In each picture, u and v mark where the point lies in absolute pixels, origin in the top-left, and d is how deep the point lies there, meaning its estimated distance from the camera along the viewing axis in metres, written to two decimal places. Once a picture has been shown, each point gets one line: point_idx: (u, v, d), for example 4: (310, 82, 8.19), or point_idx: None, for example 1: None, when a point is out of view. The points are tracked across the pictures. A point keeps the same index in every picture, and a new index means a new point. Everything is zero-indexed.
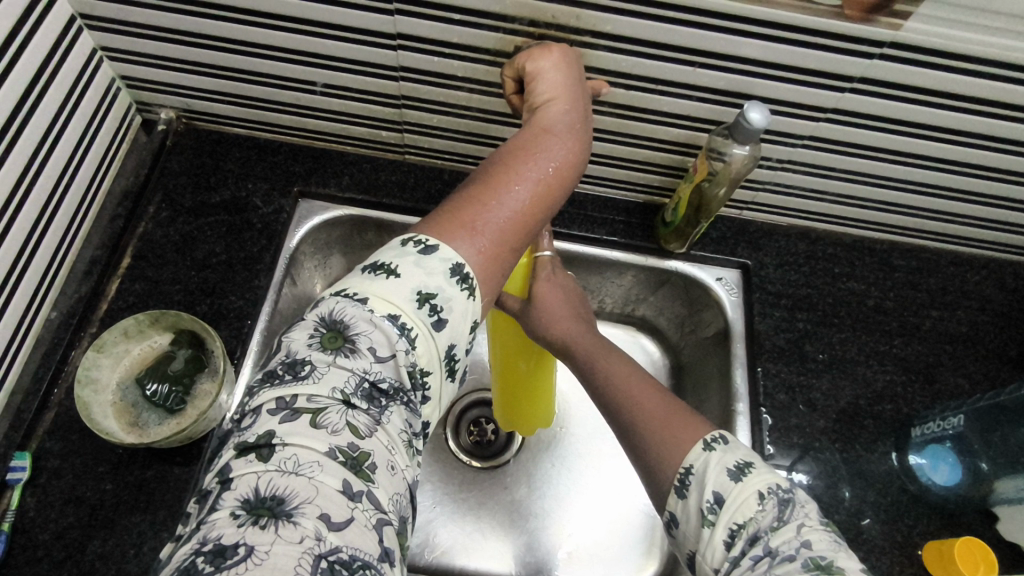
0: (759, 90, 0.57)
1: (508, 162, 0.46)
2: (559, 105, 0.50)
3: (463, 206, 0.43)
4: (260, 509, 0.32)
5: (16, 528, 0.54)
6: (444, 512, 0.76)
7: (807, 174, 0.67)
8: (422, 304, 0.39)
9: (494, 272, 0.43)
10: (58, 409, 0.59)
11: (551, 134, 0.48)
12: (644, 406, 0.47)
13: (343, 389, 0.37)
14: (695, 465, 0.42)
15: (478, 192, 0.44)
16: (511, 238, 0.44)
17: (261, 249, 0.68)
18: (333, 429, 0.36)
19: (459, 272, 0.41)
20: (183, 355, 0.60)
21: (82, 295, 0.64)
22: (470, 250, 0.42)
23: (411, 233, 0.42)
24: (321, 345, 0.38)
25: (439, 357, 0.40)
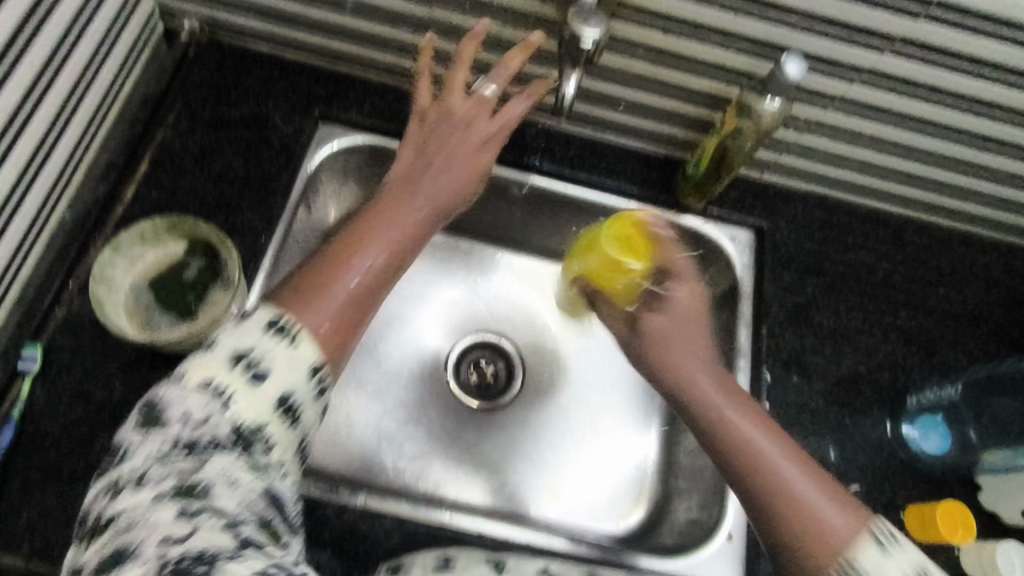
0: (795, 43, 0.58)
1: (350, 243, 0.46)
2: (416, 169, 0.53)
3: (307, 286, 0.42)
4: (111, 559, 0.32)
5: (25, 417, 0.55)
6: (440, 447, 0.77)
7: (833, 138, 0.66)
8: (237, 364, 0.37)
9: (349, 322, 0.42)
10: (70, 306, 0.59)
11: (398, 210, 0.50)
12: (792, 491, 0.43)
13: (156, 454, 0.35)
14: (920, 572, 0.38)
15: (324, 271, 0.43)
16: (362, 302, 0.43)
17: (279, 167, 0.68)
18: (156, 483, 0.34)
19: (276, 325, 0.39)
20: (196, 265, 0.60)
21: (98, 197, 0.63)
22: (315, 317, 0.41)
23: (270, 310, 0.40)
24: (139, 427, 0.36)
25: (270, 405, 0.37)
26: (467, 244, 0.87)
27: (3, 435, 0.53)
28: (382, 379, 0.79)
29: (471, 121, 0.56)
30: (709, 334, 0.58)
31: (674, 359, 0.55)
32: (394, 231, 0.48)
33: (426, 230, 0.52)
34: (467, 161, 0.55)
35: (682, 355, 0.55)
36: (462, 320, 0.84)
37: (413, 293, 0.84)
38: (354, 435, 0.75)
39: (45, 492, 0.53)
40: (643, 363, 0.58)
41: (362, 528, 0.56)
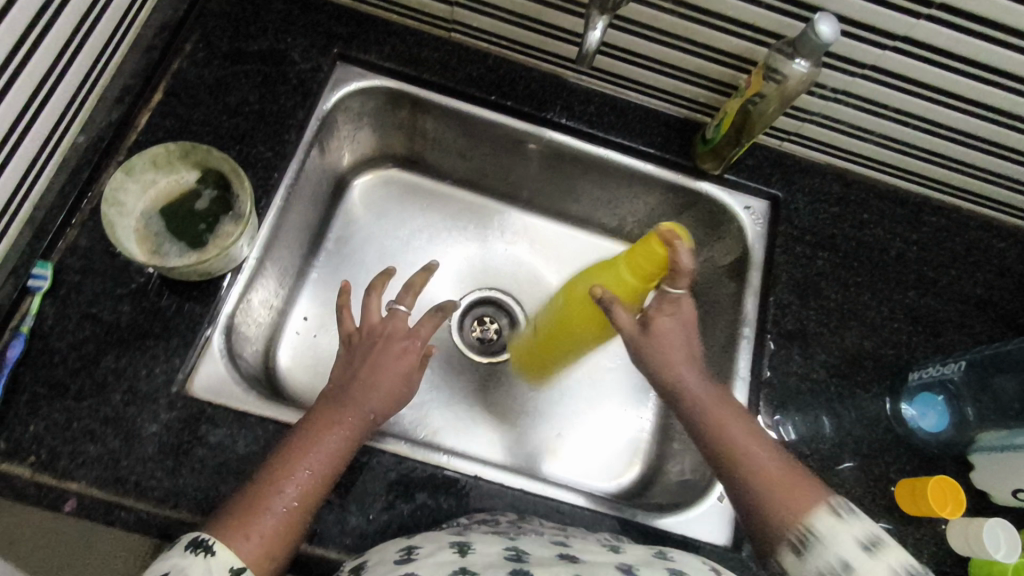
0: (831, 5, 0.55)
1: (287, 459, 0.49)
2: (362, 390, 0.54)
3: (243, 512, 0.46)
4: None
5: (34, 333, 0.55)
6: (440, 397, 0.77)
7: (858, 108, 0.65)
8: None
9: (276, 545, 0.46)
10: (82, 228, 0.59)
11: (335, 421, 0.52)
12: (760, 467, 0.48)
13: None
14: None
15: (252, 501, 0.47)
16: (290, 523, 0.47)
17: (295, 105, 0.67)
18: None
19: (196, 542, 0.44)
20: (209, 196, 0.60)
21: (112, 121, 0.63)
22: (245, 545, 0.45)
23: (195, 534, 0.44)
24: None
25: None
26: (478, 199, 0.86)
27: (14, 349, 0.54)
28: None
29: (405, 352, 0.57)
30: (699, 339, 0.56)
31: (668, 356, 0.54)
32: (327, 449, 0.50)
33: (360, 433, 0.53)
34: (403, 376, 0.56)
35: (673, 352, 0.54)
36: (468, 274, 0.84)
37: (421, 245, 0.84)
38: None
39: (52, 406, 0.53)
40: (642, 360, 0.55)
41: (360, 461, 0.57)
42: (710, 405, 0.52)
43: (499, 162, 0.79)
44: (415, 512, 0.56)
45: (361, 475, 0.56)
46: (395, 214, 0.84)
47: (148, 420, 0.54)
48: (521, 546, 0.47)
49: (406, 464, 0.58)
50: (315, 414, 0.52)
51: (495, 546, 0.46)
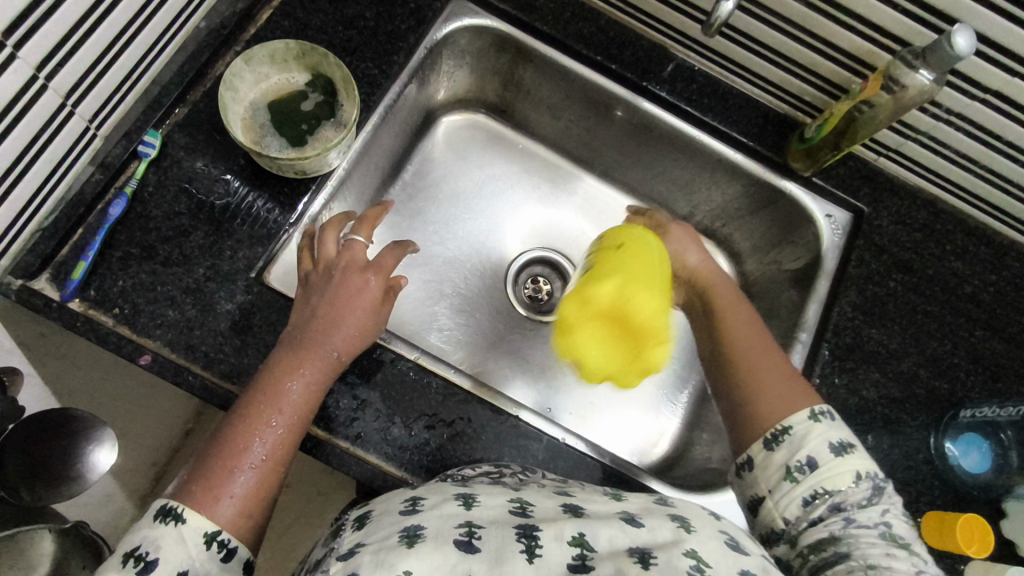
0: (971, 20, 0.54)
1: (253, 413, 0.48)
2: (322, 329, 0.53)
3: (211, 474, 0.45)
4: None
5: (135, 197, 0.58)
6: (486, 343, 0.79)
7: (968, 135, 0.63)
8: (128, 562, 0.40)
9: (255, 508, 0.45)
10: (192, 107, 0.62)
11: (301, 364, 0.51)
12: (752, 367, 0.54)
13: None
14: (796, 427, 0.48)
15: (216, 464, 0.45)
16: (265, 479, 0.46)
17: (408, 29, 0.68)
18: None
19: (166, 513, 0.42)
20: (315, 99, 0.62)
21: (236, 12, 0.65)
22: (222, 510, 0.43)
23: (162, 504, 0.43)
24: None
25: (183, 547, 0.41)
26: (557, 160, 0.87)
27: (116, 207, 0.57)
28: (443, 266, 0.81)
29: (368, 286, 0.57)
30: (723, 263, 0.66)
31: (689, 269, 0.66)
32: (295, 396, 0.50)
33: (331, 372, 0.53)
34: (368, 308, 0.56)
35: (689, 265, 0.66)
36: (531, 230, 0.85)
37: (493, 193, 0.85)
38: (409, 308, 0.78)
39: (141, 267, 0.56)
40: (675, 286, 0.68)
41: (412, 378, 0.59)
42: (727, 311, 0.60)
43: (586, 126, 0.80)
44: (453, 437, 0.58)
45: (410, 392, 0.59)
46: (474, 158, 0.85)
47: (224, 297, 0.57)
48: (522, 497, 0.47)
49: (452, 391, 0.59)
50: (279, 356, 0.52)
51: (497, 499, 0.47)
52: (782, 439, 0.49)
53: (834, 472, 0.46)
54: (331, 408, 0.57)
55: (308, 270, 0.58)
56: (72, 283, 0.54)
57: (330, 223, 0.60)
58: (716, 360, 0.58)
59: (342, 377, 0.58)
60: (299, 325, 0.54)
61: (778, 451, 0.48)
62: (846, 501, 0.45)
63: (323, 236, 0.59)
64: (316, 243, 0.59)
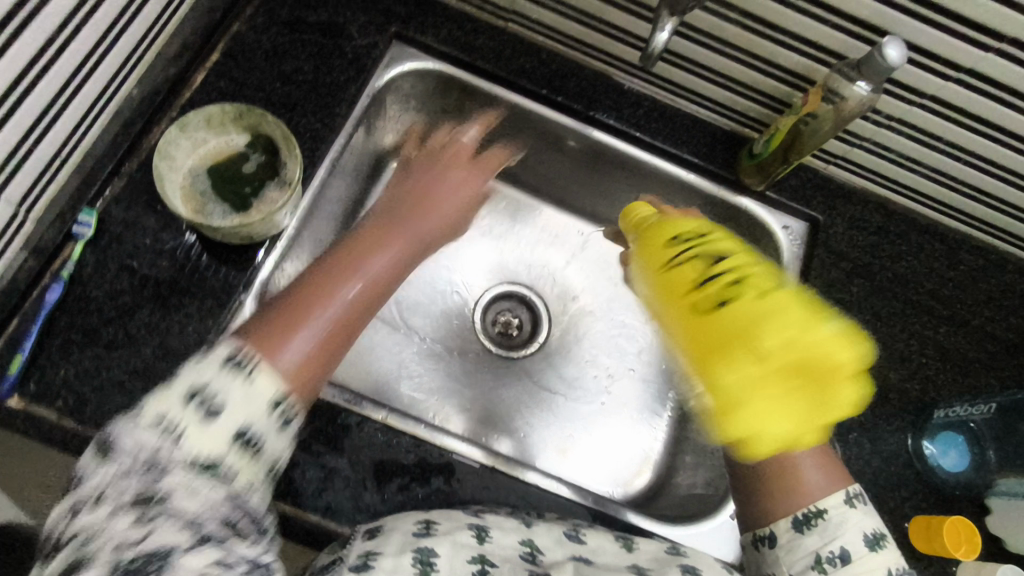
0: (902, 30, 0.54)
1: (340, 266, 0.47)
2: (407, 216, 0.56)
3: (272, 326, 0.40)
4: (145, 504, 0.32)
5: (73, 280, 0.56)
6: (458, 386, 0.77)
7: (911, 138, 0.64)
8: (190, 399, 0.34)
9: (310, 374, 0.40)
10: (128, 180, 0.60)
11: (392, 238, 0.53)
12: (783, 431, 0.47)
13: (118, 484, 0.32)
14: (831, 511, 0.43)
15: (282, 318, 0.41)
16: (331, 347, 0.42)
17: (348, 79, 0.67)
18: (107, 517, 0.31)
19: (238, 359, 0.36)
20: (257, 160, 0.60)
21: (168, 77, 0.63)
22: (280, 364, 0.38)
23: (240, 326, 0.40)
24: (90, 462, 0.33)
25: (224, 443, 0.34)
26: (512, 193, 0.84)
27: (53, 292, 0.54)
28: (407, 311, 0.79)
29: (462, 191, 0.62)
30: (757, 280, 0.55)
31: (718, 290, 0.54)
32: (385, 262, 0.50)
33: (415, 265, 0.54)
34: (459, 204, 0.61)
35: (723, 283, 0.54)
36: (496, 266, 0.84)
37: None
38: (377, 358, 0.76)
39: (84, 353, 0.54)
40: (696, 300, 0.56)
41: (381, 439, 0.57)
42: None
43: (539, 157, 0.79)
44: (430, 495, 0.56)
45: (381, 454, 0.57)
46: None
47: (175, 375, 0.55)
48: (535, 538, 0.46)
49: (423, 447, 0.58)
50: (366, 232, 0.53)
51: (510, 537, 0.45)
52: (815, 522, 0.43)
53: (865, 569, 0.41)
54: (297, 480, 0.54)
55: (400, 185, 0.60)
56: (9, 378, 0.51)
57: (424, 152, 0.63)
58: None
59: (307, 447, 0.55)
60: (383, 211, 0.57)
61: (808, 533, 0.43)
62: None
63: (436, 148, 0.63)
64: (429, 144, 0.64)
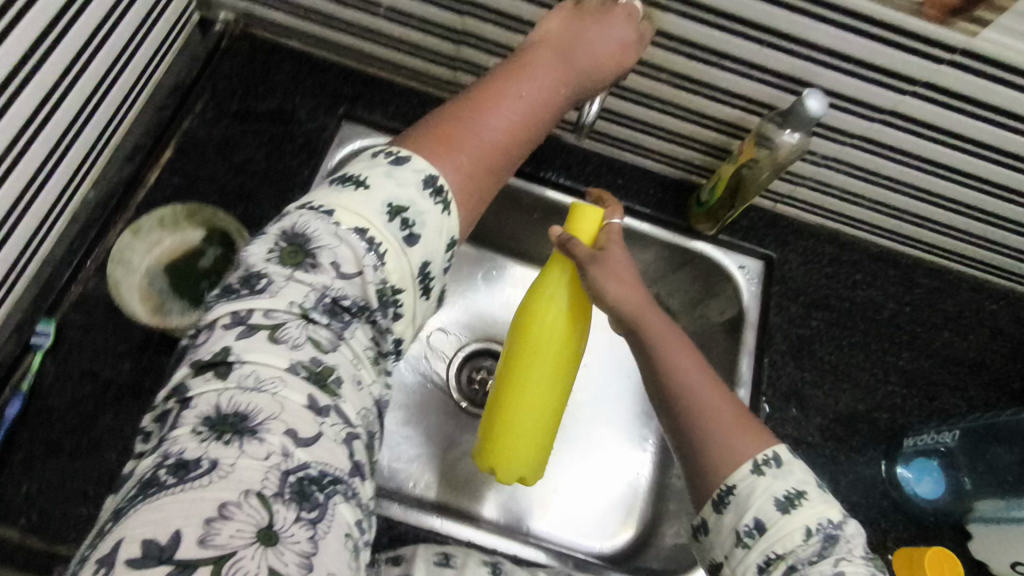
0: (822, 82, 0.56)
1: (463, 115, 0.48)
2: (527, 87, 0.51)
3: (436, 135, 0.46)
4: (222, 425, 0.34)
5: (33, 391, 0.57)
6: (435, 452, 0.76)
7: (849, 175, 0.66)
8: (392, 217, 0.41)
9: (469, 197, 0.46)
10: (86, 284, 0.61)
11: (524, 84, 0.51)
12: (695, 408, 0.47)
13: (302, 304, 0.39)
14: (739, 486, 0.43)
15: (442, 128, 0.47)
16: (480, 182, 0.47)
17: (300, 163, 0.69)
18: (293, 344, 0.38)
19: (432, 185, 0.43)
20: (213, 254, 0.61)
21: (122, 179, 0.64)
22: (448, 168, 0.45)
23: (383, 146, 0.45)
24: (281, 259, 0.40)
25: (412, 273, 0.42)
26: (478, 251, 0.85)
27: (11, 407, 0.55)
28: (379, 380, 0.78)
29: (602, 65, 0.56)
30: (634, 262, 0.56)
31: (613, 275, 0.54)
32: (515, 108, 0.50)
33: (558, 100, 0.54)
34: (607, 63, 0.55)
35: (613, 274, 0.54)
36: (465, 326, 0.84)
37: None
38: None
39: (47, 465, 0.55)
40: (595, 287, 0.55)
41: None
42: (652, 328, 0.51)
43: (498, 217, 0.81)
44: None
45: None
46: None
47: None
48: None
49: None
50: (475, 91, 0.50)
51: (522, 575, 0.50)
52: (728, 500, 0.43)
53: (782, 533, 0.41)
54: None
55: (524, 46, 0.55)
56: None
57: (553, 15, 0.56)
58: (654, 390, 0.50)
59: None
60: (512, 81, 0.51)
61: (724, 513, 0.43)
62: (801, 563, 0.40)
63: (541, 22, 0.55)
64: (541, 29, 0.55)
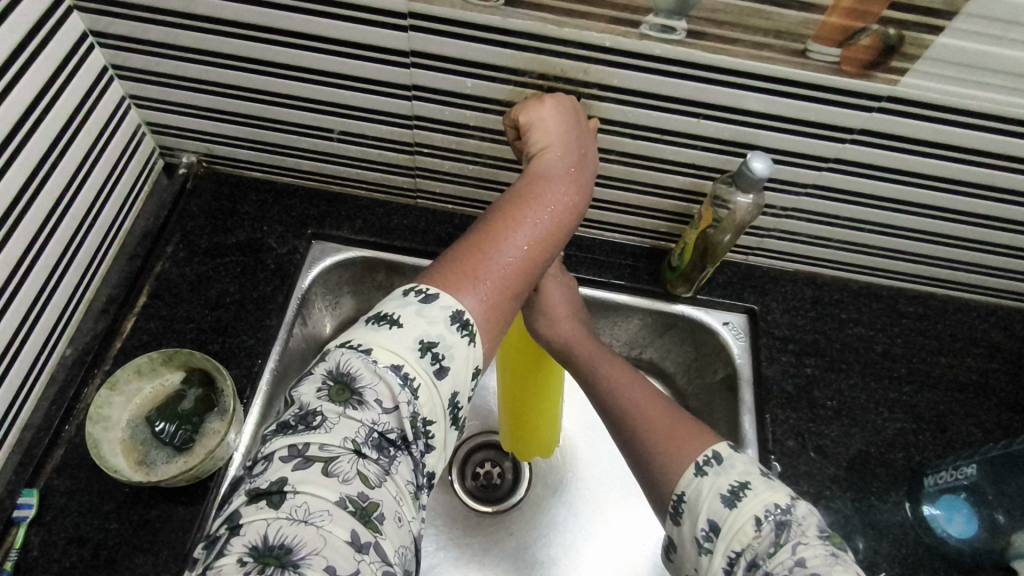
0: (763, 142, 0.58)
1: (488, 237, 0.45)
2: (549, 188, 0.49)
3: (459, 263, 0.44)
4: (267, 557, 0.34)
5: (18, 567, 0.54)
6: (447, 558, 0.72)
7: (812, 222, 0.67)
8: (424, 353, 0.41)
9: (496, 323, 0.44)
10: (68, 445, 0.60)
11: (544, 189, 0.49)
12: (640, 421, 0.49)
13: (354, 439, 0.38)
14: (687, 491, 0.44)
15: (467, 253, 0.45)
16: (507, 303, 0.45)
17: (274, 289, 0.69)
18: (344, 478, 0.37)
19: (460, 319, 0.42)
20: (194, 395, 0.60)
21: (98, 332, 0.65)
22: (472, 299, 0.43)
23: (413, 284, 0.44)
24: (330, 397, 0.39)
25: (442, 406, 0.42)
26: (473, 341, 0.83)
27: None
28: None
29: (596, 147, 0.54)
30: (576, 294, 0.63)
31: (554, 313, 0.60)
32: (544, 215, 0.47)
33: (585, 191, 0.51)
34: (594, 150, 0.54)
35: (557, 307, 0.60)
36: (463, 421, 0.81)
37: None
38: None
39: None
40: (534, 324, 0.60)
41: None
42: (599, 364, 0.56)
43: None
44: None
45: None
46: None
47: None
48: None
49: None
50: (502, 200, 0.48)
51: None
52: (681, 508, 0.44)
53: (736, 530, 0.41)
54: None
55: (529, 150, 0.53)
56: None
57: (524, 111, 0.54)
58: (605, 414, 0.53)
59: None
60: (536, 184, 0.49)
61: (683, 523, 0.44)
62: (759, 556, 0.40)
63: (532, 122, 0.53)
64: (539, 124, 0.53)
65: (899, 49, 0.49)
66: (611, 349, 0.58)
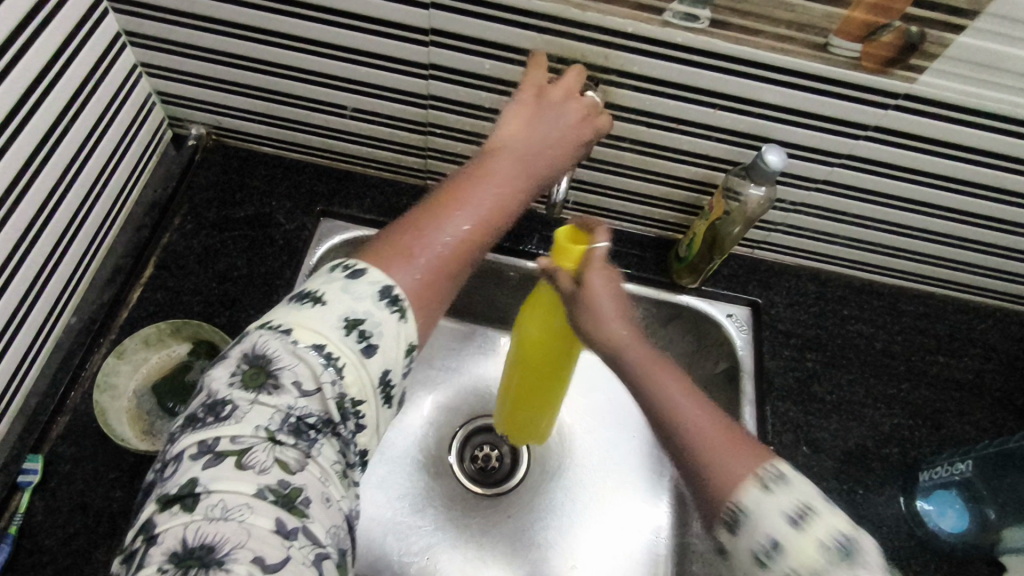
0: (777, 135, 0.59)
1: (424, 217, 0.45)
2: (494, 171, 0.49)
3: (392, 243, 0.44)
4: (188, 560, 0.33)
5: (22, 532, 0.55)
6: (446, 538, 0.73)
7: (819, 217, 0.68)
8: (349, 330, 0.39)
9: (427, 302, 0.43)
10: (72, 414, 0.60)
11: (490, 171, 0.48)
12: (690, 427, 0.43)
13: (268, 426, 0.37)
14: (747, 503, 0.38)
15: (401, 235, 0.44)
16: (441, 282, 0.44)
17: (282, 265, 0.69)
18: (260, 468, 0.36)
19: (389, 295, 0.41)
20: (199, 366, 0.60)
21: (103, 301, 0.64)
22: (403, 276, 0.42)
23: (342, 261, 0.43)
24: (242, 384, 0.38)
25: (372, 384, 0.40)
26: (460, 324, 0.84)
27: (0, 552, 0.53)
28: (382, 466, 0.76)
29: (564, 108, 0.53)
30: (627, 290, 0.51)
31: (597, 312, 0.49)
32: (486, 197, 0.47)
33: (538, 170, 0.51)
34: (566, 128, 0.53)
35: (600, 305, 0.49)
36: (463, 405, 0.82)
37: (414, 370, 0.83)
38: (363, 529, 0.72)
39: None
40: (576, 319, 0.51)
41: None
42: (649, 364, 0.47)
43: (483, 293, 0.81)
44: None
45: None
46: None
47: None
48: None
49: None
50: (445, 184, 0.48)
51: None
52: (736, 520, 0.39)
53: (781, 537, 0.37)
54: None
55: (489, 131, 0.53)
56: None
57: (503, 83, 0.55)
58: (655, 420, 0.45)
59: None
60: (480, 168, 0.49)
61: (738, 536, 0.38)
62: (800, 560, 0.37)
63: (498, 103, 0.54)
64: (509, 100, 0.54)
65: (920, 47, 0.49)
66: (665, 354, 0.48)
